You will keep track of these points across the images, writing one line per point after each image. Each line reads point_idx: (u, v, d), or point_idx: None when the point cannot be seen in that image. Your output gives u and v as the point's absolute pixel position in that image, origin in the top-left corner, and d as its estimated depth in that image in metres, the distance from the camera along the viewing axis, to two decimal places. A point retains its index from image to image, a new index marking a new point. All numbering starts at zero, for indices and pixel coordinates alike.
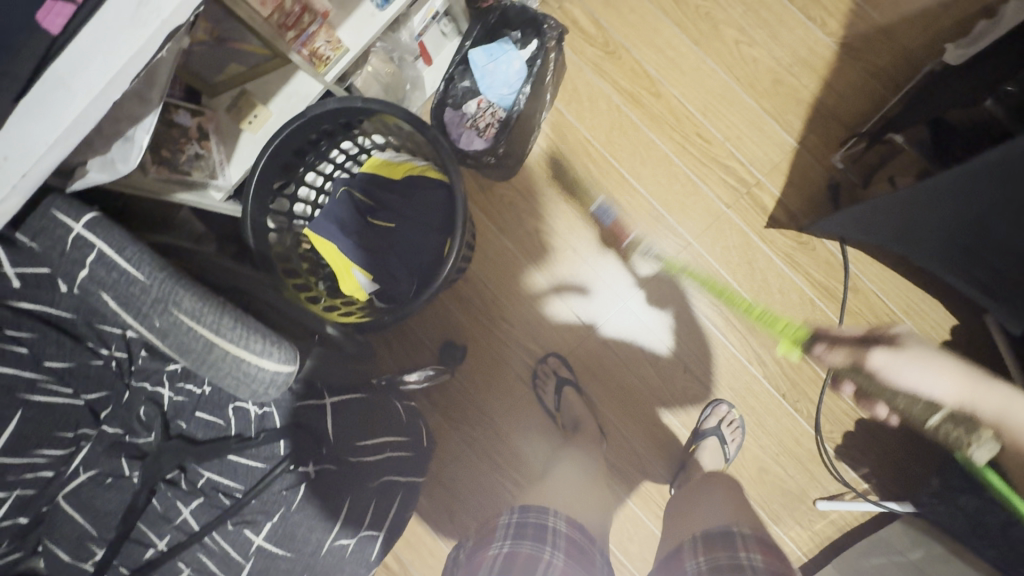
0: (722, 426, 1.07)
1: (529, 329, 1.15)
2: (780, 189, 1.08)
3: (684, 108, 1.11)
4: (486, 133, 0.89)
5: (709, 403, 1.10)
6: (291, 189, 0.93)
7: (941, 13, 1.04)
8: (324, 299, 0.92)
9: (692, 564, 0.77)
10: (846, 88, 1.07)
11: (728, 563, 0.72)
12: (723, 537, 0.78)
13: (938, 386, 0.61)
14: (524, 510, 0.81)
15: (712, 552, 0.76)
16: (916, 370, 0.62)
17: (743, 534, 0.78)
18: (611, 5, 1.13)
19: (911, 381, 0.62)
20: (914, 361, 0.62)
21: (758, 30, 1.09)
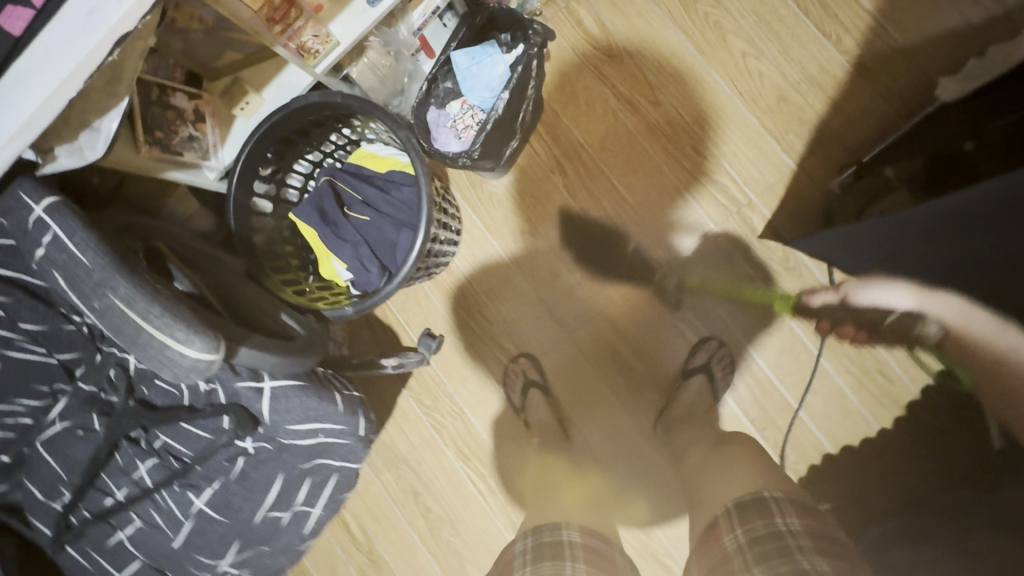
0: (712, 362, 1.06)
1: (505, 328, 1.17)
2: (772, 211, 1.05)
3: (682, 120, 1.08)
4: (467, 135, 0.90)
5: (701, 339, 1.09)
6: (278, 176, 0.96)
7: (967, 38, 0.97)
8: (305, 286, 0.96)
9: (731, 537, 0.73)
10: (854, 111, 1.01)
11: (769, 532, 0.69)
12: (755, 504, 0.75)
13: (897, 298, 0.78)
14: (538, 534, 0.84)
15: (750, 522, 0.73)
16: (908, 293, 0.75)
17: (776, 499, 0.75)
18: (618, 7, 1.10)
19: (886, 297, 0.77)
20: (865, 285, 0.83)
21: (767, 42, 1.04)
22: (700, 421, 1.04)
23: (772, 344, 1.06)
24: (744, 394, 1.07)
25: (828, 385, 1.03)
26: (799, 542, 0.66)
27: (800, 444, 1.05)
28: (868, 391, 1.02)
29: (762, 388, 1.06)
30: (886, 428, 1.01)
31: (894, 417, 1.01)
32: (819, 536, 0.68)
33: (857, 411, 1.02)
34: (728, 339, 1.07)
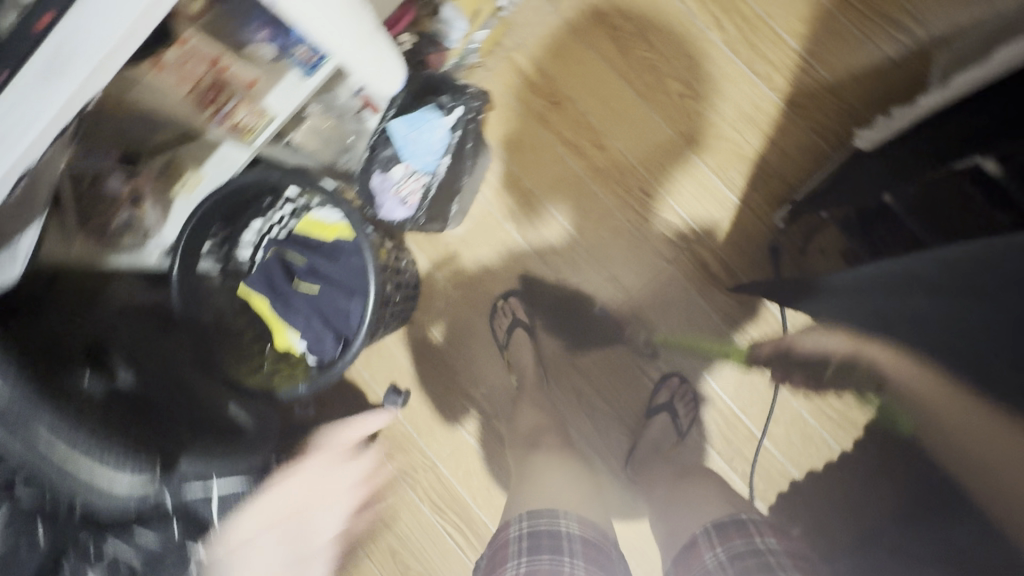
0: (675, 400, 1.07)
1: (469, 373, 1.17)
2: (720, 246, 1.08)
3: (627, 161, 1.10)
4: (409, 199, 0.91)
5: (663, 376, 1.10)
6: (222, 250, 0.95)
7: (889, 72, 1.02)
8: (267, 365, 0.95)
9: (711, 555, 0.77)
10: (789, 145, 1.05)
11: (748, 550, 0.74)
12: (734, 525, 0.80)
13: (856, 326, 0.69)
14: (534, 517, 0.84)
15: (729, 540, 0.77)
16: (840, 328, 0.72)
17: (754, 520, 0.80)
18: (558, 55, 1.12)
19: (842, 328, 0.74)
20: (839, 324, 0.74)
21: (703, 83, 1.08)
22: (664, 458, 1.06)
23: (731, 375, 1.08)
24: (708, 427, 1.08)
25: (789, 413, 1.06)
26: (778, 559, 0.71)
27: (767, 472, 1.07)
28: (827, 416, 1.04)
29: (725, 418, 1.08)
30: (848, 451, 1.04)
31: (853, 439, 1.04)
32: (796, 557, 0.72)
33: (816, 436, 1.05)
34: (690, 373, 1.09)
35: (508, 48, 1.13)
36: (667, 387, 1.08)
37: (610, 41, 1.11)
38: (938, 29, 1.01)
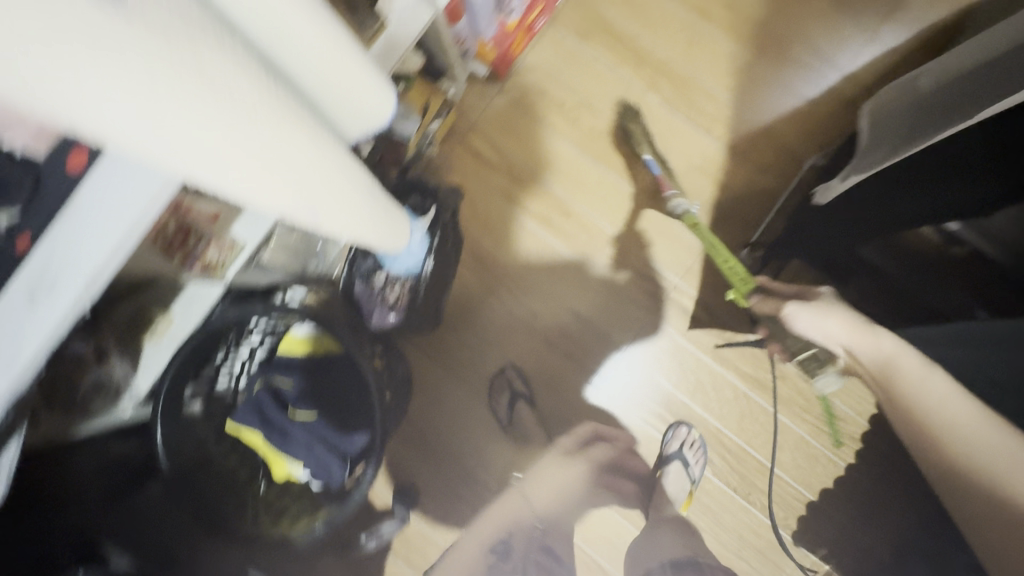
0: (684, 448, 1.09)
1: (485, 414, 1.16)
2: (697, 289, 1.13)
3: (595, 223, 1.14)
4: (394, 306, 0.93)
5: (670, 426, 1.12)
6: (206, 392, 0.89)
7: (811, 110, 1.12)
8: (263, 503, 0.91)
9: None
10: (739, 187, 1.12)
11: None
12: (690, 565, 1.00)
13: (829, 324, 0.72)
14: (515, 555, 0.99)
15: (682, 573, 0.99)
16: (805, 316, 0.74)
17: (709, 565, 1.01)
18: (511, 132, 1.16)
19: (810, 324, 0.74)
20: (809, 306, 0.74)
21: (651, 141, 1.14)
22: None
23: (732, 412, 1.11)
24: (721, 467, 1.10)
25: (791, 437, 1.10)
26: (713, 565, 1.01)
27: (784, 499, 1.09)
28: (826, 434, 1.09)
29: (734, 454, 1.10)
30: (852, 463, 1.09)
31: (853, 451, 1.09)
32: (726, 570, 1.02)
33: (821, 454, 1.09)
34: (694, 417, 1.11)
35: (461, 131, 1.16)
36: (677, 435, 1.10)
37: (558, 113, 1.15)
38: (845, 67, 1.13)
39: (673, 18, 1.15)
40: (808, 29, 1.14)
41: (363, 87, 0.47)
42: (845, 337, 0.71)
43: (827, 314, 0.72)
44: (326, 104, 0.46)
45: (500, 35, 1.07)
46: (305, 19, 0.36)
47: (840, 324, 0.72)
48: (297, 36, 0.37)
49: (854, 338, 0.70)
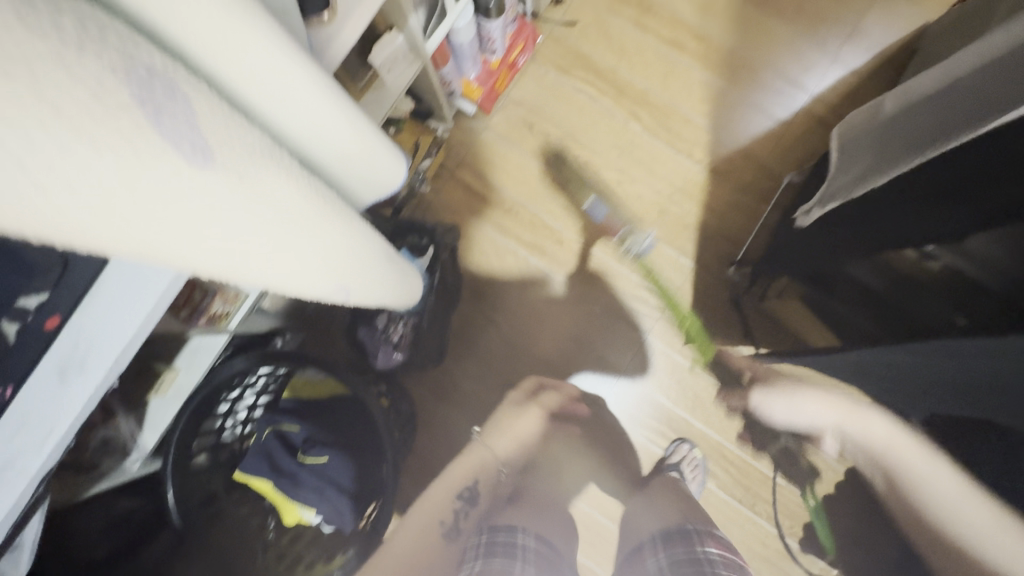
0: (684, 464, 1.10)
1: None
2: (689, 308, 1.16)
3: (586, 249, 1.18)
4: (398, 345, 0.93)
5: (673, 442, 1.14)
6: (212, 442, 0.89)
7: (785, 130, 1.18)
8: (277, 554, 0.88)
9: (654, 561, 0.88)
10: (722, 207, 1.17)
11: (686, 557, 0.84)
12: (679, 534, 0.89)
13: (806, 402, 0.91)
14: (493, 533, 0.88)
15: (671, 547, 0.87)
16: (769, 402, 0.99)
17: (697, 530, 0.89)
18: (500, 166, 1.19)
19: (779, 406, 0.97)
20: (771, 389, 1.00)
21: (635, 167, 1.19)
22: None
23: (732, 425, 1.14)
24: (725, 480, 1.13)
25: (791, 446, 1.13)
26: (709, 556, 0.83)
27: (788, 507, 1.12)
28: None
29: (737, 467, 1.13)
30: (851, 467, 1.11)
31: None
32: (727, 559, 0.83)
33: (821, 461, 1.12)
34: (695, 432, 1.14)
35: (451, 167, 1.19)
36: (677, 449, 1.12)
37: (544, 146, 1.19)
38: (813, 89, 1.19)
39: (648, 51, 1.20)
40: (776, 54, 1.20)
41: (375, 156, 0.49)
42: (829, 417, 0.87)
43: (793, 390, 0.95)
44: (343, 178, 0.48)
45: (483, 75, 1.14)
46: (328, 106, 0.38)
47: (793, 398, 0.95)
48: (321, 124, 0.39)
49: (837, 415, 0.84)
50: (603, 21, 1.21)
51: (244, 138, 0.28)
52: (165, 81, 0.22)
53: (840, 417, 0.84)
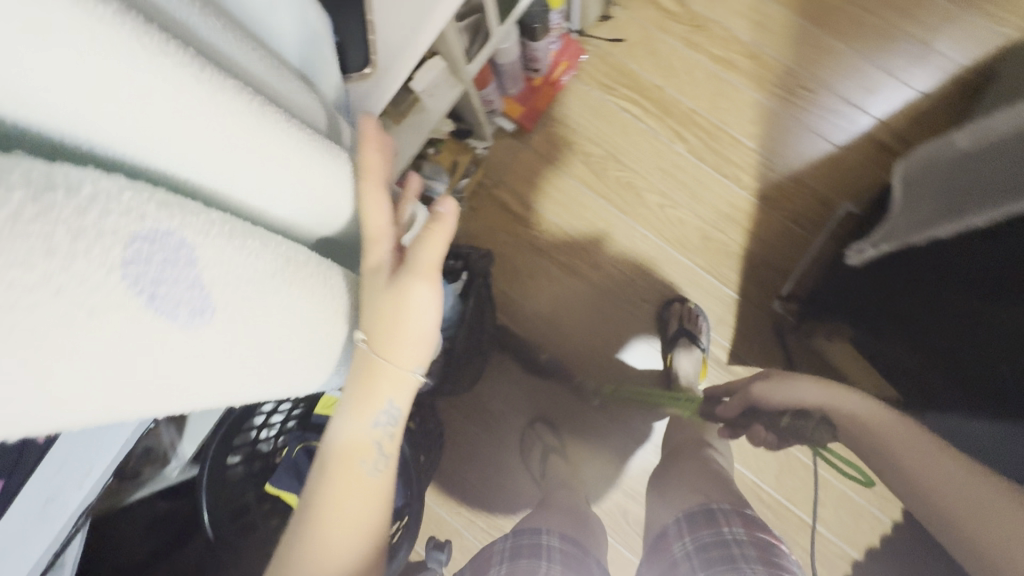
0: (685, 322, 1.08)
1: (350, 426, 0.42)
2: (729, 340, 1.11)
3: (623, 274, 1.15)
4: (429, 371, 0.91)
5: (666, 304, 1.13)
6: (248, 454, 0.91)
7: (842, 156, 1.11)
8: None
9: (680, 545, 0.77)
10: (769, 234, 1.12)
11: (714, 540, 0.73)
12: (703, 515, 0.79)
13: (800, 392, 0.70)
14: (518, 536, 0.84)
15: (697, 531, 0.77)
16: (775, 390, 0.73)
17: (722, 510, 0.79)
18: (538, 186, 1.17)
19: (784, 395, 0.72)
20: (773, 386, 0.74)
21: (678, 192, 1.14)
22: None
23: (770, 465, 1.08)
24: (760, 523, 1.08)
25: (832, 493, 1.06)
26: (741, 548, 0.70)
27: (827, 557, 1.06)
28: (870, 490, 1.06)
29: (773, 509, 1.08)
30: (899, 521, 1.04)
31: (901, 508, 1.04)
32: (760, 547, 0.70)
33: (865, 511, 1.05)
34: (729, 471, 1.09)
35: (488, 186, 1.18)
36: (672, 313, 1.10)
37: (585, 166, 1.16)
38: (876, 113, 1.11)
39: (697, 70, 1.16)
40: (837, 75, 1.13)
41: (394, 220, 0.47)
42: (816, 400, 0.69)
43: (794, 382, 0.71)
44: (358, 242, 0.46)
45: (523, 92, 1.13)
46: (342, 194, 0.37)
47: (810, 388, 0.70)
48: (345, 210, 0.39)
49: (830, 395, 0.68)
50: (651, 38, 1.16)
51: (245, 266, 0.27)
52: (163, 245, 0.23)
53: (828, 396, 0.68)
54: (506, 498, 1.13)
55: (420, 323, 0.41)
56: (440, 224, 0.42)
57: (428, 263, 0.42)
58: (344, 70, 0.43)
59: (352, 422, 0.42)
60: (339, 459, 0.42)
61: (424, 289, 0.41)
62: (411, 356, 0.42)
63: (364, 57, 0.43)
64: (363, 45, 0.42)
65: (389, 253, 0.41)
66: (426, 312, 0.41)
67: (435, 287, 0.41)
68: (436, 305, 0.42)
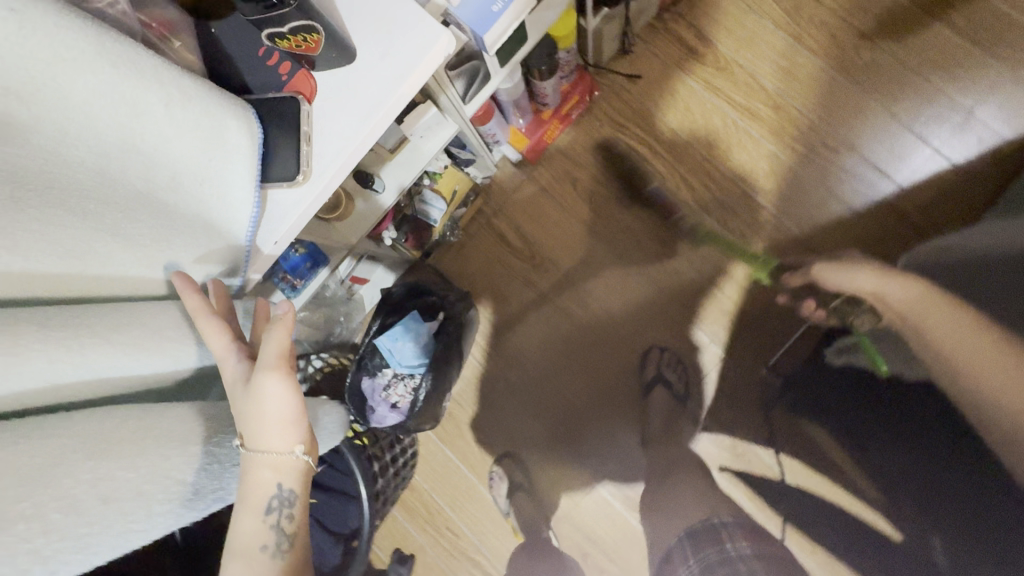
0: (662, 367, 1.10)
1: (237, 533, 0.42)
2: (712, 397, 1.09)
3: (613, 318, 1.13)
4: (401, 405, 0.94)
5: (644, 351, 1.12)
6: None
7: (858, 222, 1.05)
8: None
9: (686, 568, 0.90)
10: (768, 295, 1.08)
11: (719, 559, 0.87)
12: (706, 532, 0.92)
13: (856, 271, 0.96)
14: None
15: (701, 550, 0.90)
16: (828, 271, 0.99)
17: (723, 523, 0.93)
18: (536, 220, 1.15)
19: (837, 276, 0.98)
20: (837, 266, 0.99)
21: (678, 241, 1.11)
22: None
23: None
24: None
25: None
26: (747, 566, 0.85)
27: None
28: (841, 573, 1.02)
29: None
30: None
31: None
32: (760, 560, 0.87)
33: None
34: None
35: (487, 214, 1.17)
36: (650, 360, 1.10)
37: (585, 205, 1.14)
38: (900, 181, 1.04)
39: (714, 116, 1.10)
40: (864, 135, 1.06)
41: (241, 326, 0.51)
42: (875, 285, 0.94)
43: (851, 266, 0.97)
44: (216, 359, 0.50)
45: (532, 123, 1.09)
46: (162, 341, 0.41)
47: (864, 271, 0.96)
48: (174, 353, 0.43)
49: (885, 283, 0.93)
50: (669, 78, 1.12)
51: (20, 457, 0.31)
52: None
53: (878, 280, 0.93)
54: (475, 521, 1.15)
55: (278, 411, 0.43)
56: (281, 319, 0.45)
57: (280, 355, 0.44)
58: (269, 178, 0.43)
59: (245, 520, 0.42)
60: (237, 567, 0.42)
61: (272, 380, 0.43)
62: (280, 440, 0.43)
63: (292, 163, 0.42)
64: (292, 159, 0.42)
65: (239, 362, 0.44)
66: (285, 401, 0.43)
67: (287, 374, 0.43)
68: (295, 391, 0.44)
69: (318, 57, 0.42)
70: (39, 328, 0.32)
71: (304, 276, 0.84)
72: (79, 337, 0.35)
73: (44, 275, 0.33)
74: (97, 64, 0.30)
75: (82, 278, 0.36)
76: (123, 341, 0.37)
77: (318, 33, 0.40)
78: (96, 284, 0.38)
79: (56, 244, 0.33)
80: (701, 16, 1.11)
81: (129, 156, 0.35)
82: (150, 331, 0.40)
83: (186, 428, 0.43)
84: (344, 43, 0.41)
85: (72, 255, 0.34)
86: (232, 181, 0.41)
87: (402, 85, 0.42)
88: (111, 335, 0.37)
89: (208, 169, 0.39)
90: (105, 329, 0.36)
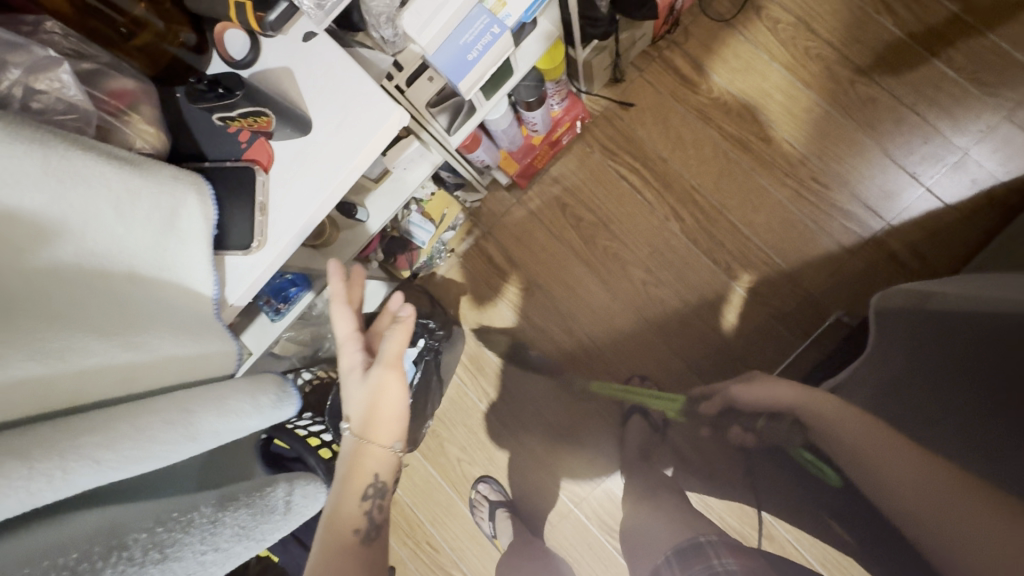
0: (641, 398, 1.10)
1: (342, 504, 0.58)
2: None
3: (596, 345, 1.13)
4: None
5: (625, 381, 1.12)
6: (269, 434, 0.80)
7: (847, 259, 1.05)
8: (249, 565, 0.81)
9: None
10: (751, 330, 1.08)
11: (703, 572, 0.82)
12: (693, 550, 0.87)
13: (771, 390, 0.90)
14: None
15: (688, 566, 0.85)
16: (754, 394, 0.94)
17: (709, 543, 0.88)
18: (523, 244, 1.16)
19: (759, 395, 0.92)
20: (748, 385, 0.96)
21: (664, 271, 1.11)
22: None
23: None
24: None
25: None
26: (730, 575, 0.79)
27: None
28: None
29: None
30: None
31: None
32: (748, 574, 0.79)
33: None
34: None
35: (476, 235, 1.18)
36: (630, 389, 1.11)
37: (574, 230, 1.14)
38: (889, 219, 1.04)
39: (706, 145, 1.10)
40: (857, 172, 1.05)
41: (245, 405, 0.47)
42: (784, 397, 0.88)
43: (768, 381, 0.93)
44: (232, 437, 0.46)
45: (522, 148, 1.06)
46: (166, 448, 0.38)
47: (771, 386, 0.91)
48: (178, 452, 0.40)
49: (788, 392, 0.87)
50: (663, 107, 1.11)
51: None
52: None
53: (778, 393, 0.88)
54: (454, 537, 1.17)
55: (390, 400, 0.59)
56: (401, 327, 0.61)
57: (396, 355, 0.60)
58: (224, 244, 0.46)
59: (345, 502, 0.58)
60: (332, 533, 0.57)
61: (390, 375, 0.59)
62: (387, 430, 0.59)
63: (247, 232, 0.46)
64: (248, 227, 0.46)
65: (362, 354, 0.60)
66: (392, 392, 0.59)
67: (399, 370, 0.59)
68: (401, 386, 0.59)
69: (274, 130, 0.45)
70: (21, 465, 0.29)
71: (289, 298, 0.78)
72: (64, 463, 0.31)
73: (27, 384, 0.32)
74: (40, 181, 0.33)
75: (67, 379, 0.35)
76: (111, 463, 0.33)
77: (267, 116, 0.44)
78: (82, 385, 0.36)
79: (40, 347, 0.33)
80: (696, 46, 1.10)
81: (91, 260, 0.38)
82: (144, 441, 0.36)
83: (138, 534, 0.39)
84: (291, 118, 0.45)
85: (64, 356, 0.34)
86: (191, 262, 0.44)
87: (353, 158, 0.45)
88: (99, 458, 0.33)
89: (164, 259, 0.43)
90: (95, 450, 0.33)
